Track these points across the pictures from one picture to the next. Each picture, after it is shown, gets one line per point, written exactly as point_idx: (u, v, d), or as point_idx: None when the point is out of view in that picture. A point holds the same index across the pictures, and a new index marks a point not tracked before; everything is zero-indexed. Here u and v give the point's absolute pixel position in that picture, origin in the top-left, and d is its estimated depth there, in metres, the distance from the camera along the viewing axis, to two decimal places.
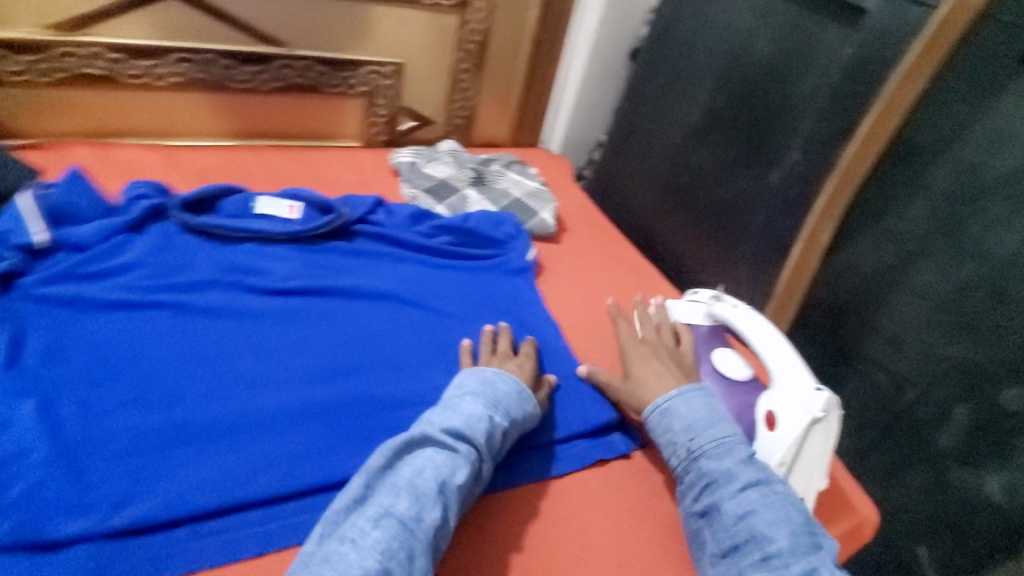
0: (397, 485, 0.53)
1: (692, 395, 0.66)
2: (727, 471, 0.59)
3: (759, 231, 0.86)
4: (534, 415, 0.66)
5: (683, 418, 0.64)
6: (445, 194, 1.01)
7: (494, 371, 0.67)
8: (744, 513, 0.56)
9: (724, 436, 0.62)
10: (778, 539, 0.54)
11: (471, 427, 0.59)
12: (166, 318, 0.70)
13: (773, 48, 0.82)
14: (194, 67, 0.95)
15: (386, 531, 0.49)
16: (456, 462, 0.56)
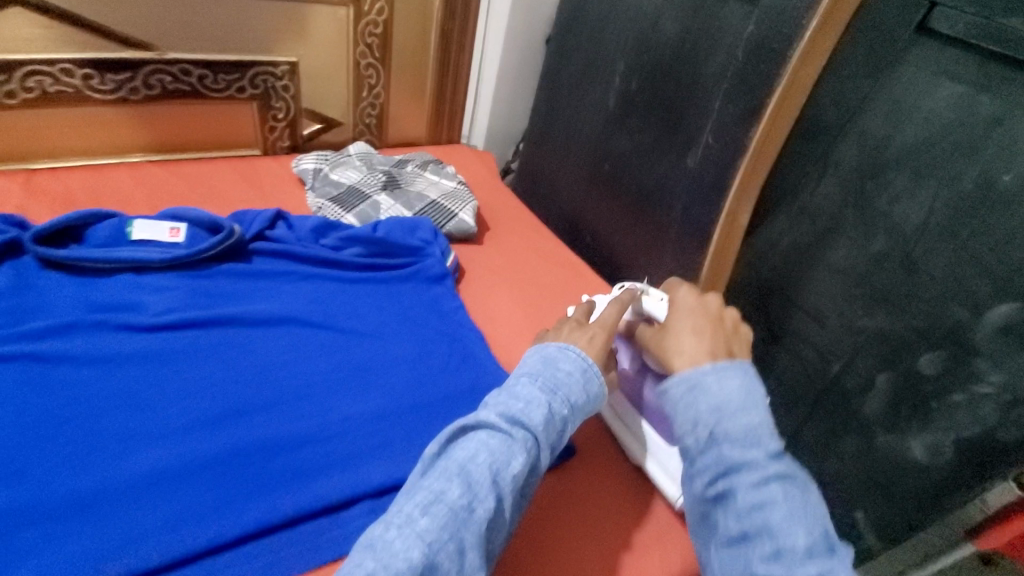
0: (446, 471, 0.48)
1: (726, 371, 0.47)
2: (750, 458, 0.43)
3: (680, 218, 0.83)
4: (599, 396, 0.58)
5: (712, 396, 0.46)
6: (355, 201, 0.93)
7: (558, 347, 0.59)
8: (761, 506, 0.41)
9: (756, 420, 0.44)
10: (797, 537, 0.40)
11: (534, 415, 0.52)
12: (16, 372, 0.60)
13: (679, 28, 0.79)
14: (48, 78, 0.84)
15: (434, 521, 0.44)
16: (515, 450, 0.50)
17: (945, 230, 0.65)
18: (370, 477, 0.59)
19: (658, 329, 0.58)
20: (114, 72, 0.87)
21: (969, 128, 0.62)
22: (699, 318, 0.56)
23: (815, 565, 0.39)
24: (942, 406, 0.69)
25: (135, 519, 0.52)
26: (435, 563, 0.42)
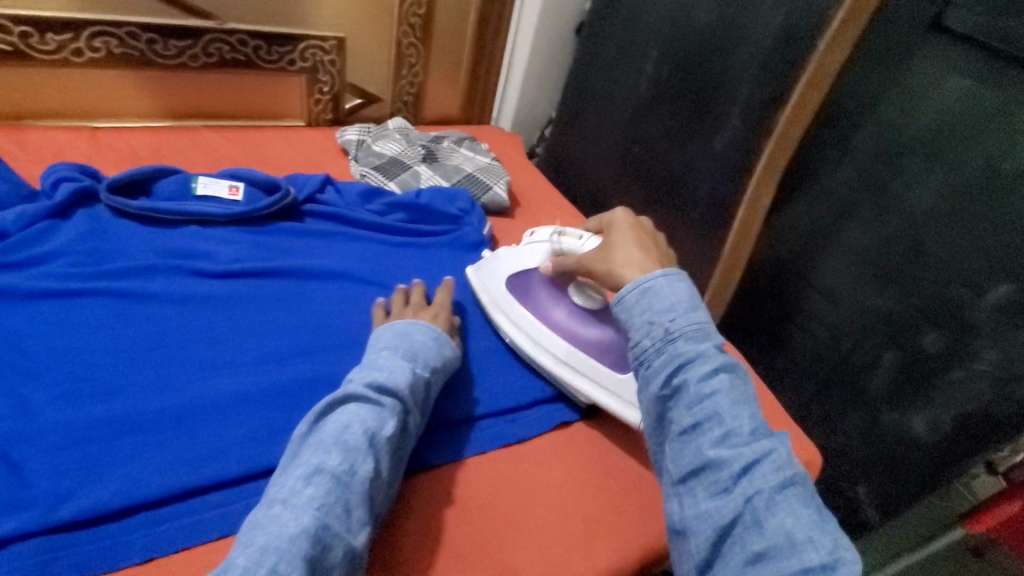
0: (324, 443, 0.52)
1: (674, 276, 0.54)
2: (702, 352, 0.50)
3: (704, 198, 0.88)
4: (452, 357, 0.67)
5: (665, 298, 0.53)
6: (396, 170, 0.99)
7: (408, 324, 0.66)
8: (712, 394, 0.48)
9: (705, 319, 0.51)
10: (741, 419, 0.47)
11: (397, 381, 0.58)
12: (102, 306, 0.65)
13: (712, 18, 0.84)
14: (114, 40, 0.88)
15: (319, 488, 0.48)
16: (383, 415, 0.55)
17: (950, 213, 0.71)
18: None
19: (603, 249, 0.64)
20: (177, 39, 0.91)
21: (978, 118, 0.67)
22: (643, 236, 0.62)
23: (757, 445, 0.46)
24: (947, 382, 0.73)
25: (218, 434, 0.57)
26: (328, 522, 0.46)
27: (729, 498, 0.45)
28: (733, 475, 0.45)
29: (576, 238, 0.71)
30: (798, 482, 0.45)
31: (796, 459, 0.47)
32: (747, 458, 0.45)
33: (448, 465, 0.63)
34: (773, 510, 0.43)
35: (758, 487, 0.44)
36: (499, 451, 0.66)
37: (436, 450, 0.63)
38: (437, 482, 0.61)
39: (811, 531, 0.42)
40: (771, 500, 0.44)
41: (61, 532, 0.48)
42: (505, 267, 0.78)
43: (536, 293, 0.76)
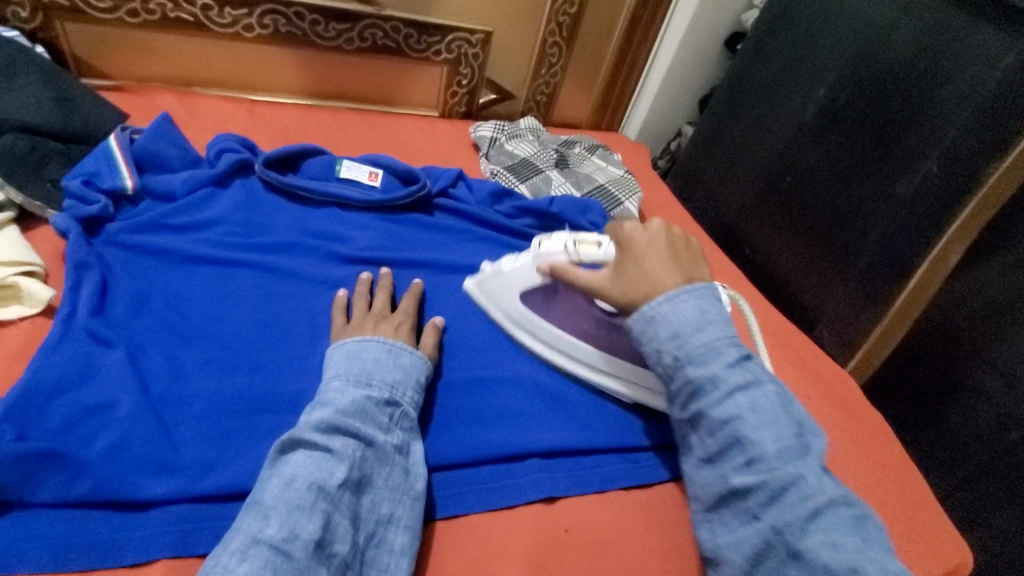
0: (264, 504, 0.45)
1: (680, 297, 0.51)
2: (712, 376, 0.48)
3: (872, 245, 0.78)
4: (421, 366, 0.59)
5: (670, 324, 0.50)
6: (527, 173, 0.96)
7: (357, 341, 0.58)
8: (729, 420, 0.47)
9: (714, 338, 0.49)
10: (766, 443, 0.46)
11: (346, 416, 0.50)
12: (250, 278, 0.67)
13: (915, 44, 0.74)
14: (282, 18, 0.91)
15: (256, 561, 0.41)
16: (334, 458, 0.48)
17: None
18: (544, 436, 0.61)
19: (613, 275, 0.57)
20: (338, 22, 0.93)
21: None
22: (655, 258, 0.55)
23: (784, 471, 0.44)
24: None
25: None
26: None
27: (756, 526, 0.45)
28: (761, 503, 0.45)
29: (595, 247, 0.62)
30: (835, 504, 0.44)
31: (828, 480, 0.45)
32: (773, 486, 0.44)
33: (569, 499, 0.58)
34: (807, 538, 0.42)
35: (788, 519, 0.43)
36: (624, 493, 0.60)
37: (557, 481, 0.58)
38: (557, 518, 0.56)
39: (855, 561, 0.41)
40: (804, 530, 0.43)
41: (199, 504, 0.48)
42: (517, 283, 0.68)
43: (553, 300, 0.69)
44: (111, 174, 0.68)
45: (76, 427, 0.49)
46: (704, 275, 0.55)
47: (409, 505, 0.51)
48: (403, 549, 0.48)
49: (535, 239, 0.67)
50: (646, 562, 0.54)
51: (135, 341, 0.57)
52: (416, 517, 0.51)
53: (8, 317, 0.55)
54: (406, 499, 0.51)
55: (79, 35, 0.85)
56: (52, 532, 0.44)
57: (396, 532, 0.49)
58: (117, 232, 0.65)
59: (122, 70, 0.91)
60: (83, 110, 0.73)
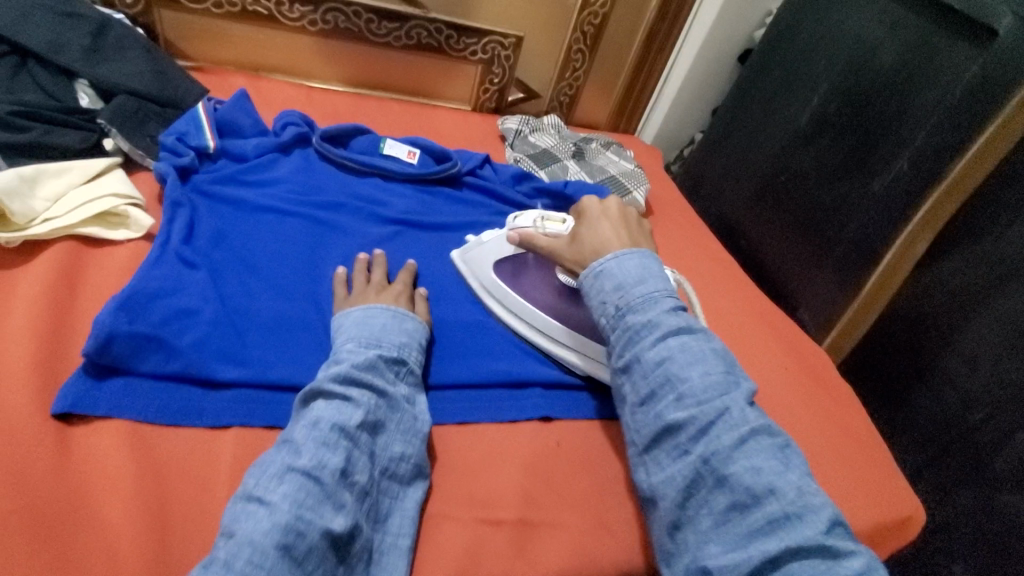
0: (295, 441, 0.51)
1: (625, 257, 0.60)
2: (649, 322, 0.55)
3: (852, 235, 0.88)
4: (421, 329, 0.67)
5: (614, 278, 0.59)
6: (547, 161, 1.08)
7: (364, 309, 0.65)
8: (661, 360, 0.53)
9: (653, 289, 0.57)
10: (693, 380, 0.51)
11: (361, 369, 0.57)
12: (307, 228, 0.79)
13: (896, 59, 0.83)
14: (342, 16, 1.04)
15: (292, 485, 0.47)
16: (353, 404, 0.54)
17: None
18: (545, 371, 0.71)
19: (571, 241, 0.69)
20: (389, 21, 1.06)
21: None
22: (607, 224, 0.67)
23: (709, 406, 0.50)
24: None
25: None
26: (302, 515, 0.46)
27: (687, 459, 0.49)
28: (690, 437, 0.49)
29: (559, 222, 0.74)
30: (758, 434, 0.48)
31: (750, 411, 0.49)
32: (701, 420, 0.49)
33: (563, 422, 0.68)
34: (732, 459, 0.47)
35: (713, 447, 0.48)
36: (611, 423, 0.70)
37: (554, 406, 0.69)
38: (551, 435, 0.66)
39: (770, 481, 0.46)
40: (728, 456, 0.47)
41: (262, 391, 0.60)
42: (491, 253, 0.77)
43: (523, 275, 0.77)
44: (199, 135, 0.81)
45: (170, 323, 0.61)
46: (647, 244, 0.67)
47: (417, 445, 0.58)
48: (409, 482, 0.56)
49: (510, 215, 0.79)
50: (625, 474, 0.64)
51: (214, 267, 0.69)
52: (422, 457, 0.58)
53: (117, 238, 0.68)
54: (414, 441, 0.58)
55: (171, 22, 1.00)
56: (150, 396, 0.56)
57: (406, 468, 0.56)
58: (201, 182, 0.78)
59: (203, 54, 1.05)
60: (175, 82, 0.85)
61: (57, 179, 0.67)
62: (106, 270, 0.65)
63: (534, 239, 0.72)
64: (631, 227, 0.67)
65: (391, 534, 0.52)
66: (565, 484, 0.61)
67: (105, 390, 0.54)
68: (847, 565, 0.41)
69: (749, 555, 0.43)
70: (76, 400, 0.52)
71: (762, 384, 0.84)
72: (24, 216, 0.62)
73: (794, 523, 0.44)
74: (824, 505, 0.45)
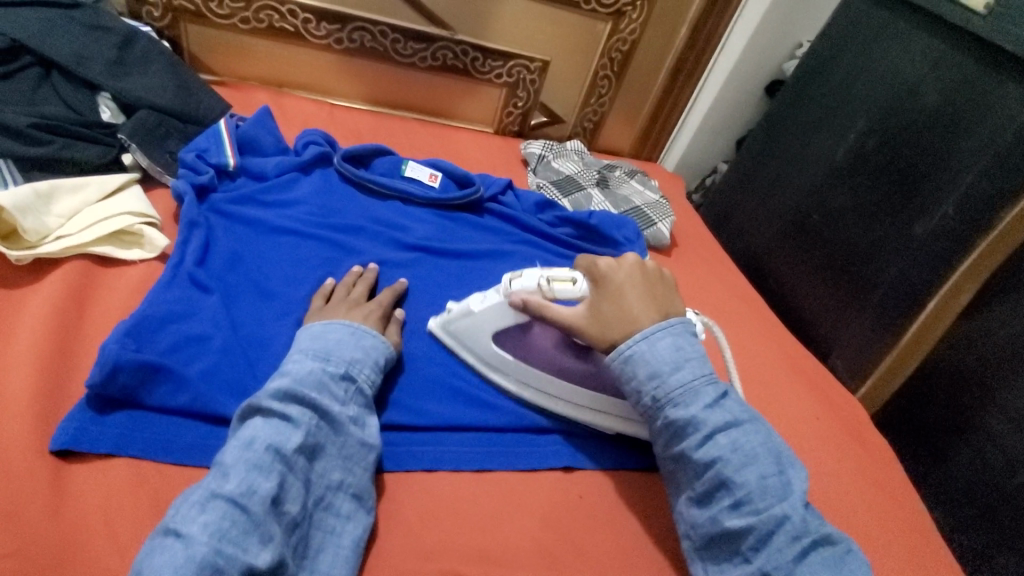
0: (224, 464, 0.48)
1: (657, 336, 0.57)
2: (694, 419, 0.54)
3: (892, 280, 0.84)
4: (381, 346, 0.63)
5: (648, 364, 0.56)
6: (570, 189, 1.05)
7: (324, 323, 0.62)
8: (713, 462, 0.53)
9: (691, 378, 0.55)
10: (749, 484, 0.51)
11: (303, 385, 0.53)
12: (324, 252, 0.76)
13: (940, 99, 0.80)
14: (368, 35, 1.03)
15: (215, 513, 0.44)
16: (292, 425, 0.51)
17: None
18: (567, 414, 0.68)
19: (591, 313, 0.61)
20: (416, 42, 1.05)
21: None
22: (634, 295, 0.60)
23: (768, 514, 0.50)
24: None
25: (403, 386, 0.65)
26: (221, 548, 0.42)
27: (749, 567, 0.49)
28: (752, 547, 0.50)
29: (569, 283, 0.64)
30: (819, 543, 0.49)
31: (810, 518, 0.50)
32: (761, 529, 0.49)
33: (585, 472, 0.64)
34: (797, 572, 0.48)
35: (777, 561, 0.48)
36: (636, 474, 0.66)
37: (576, 454, 0.65)
38: (573, 486, 0.62)
39: None
40: (793, 571, 0.48)
41: None
42: (487, 323, 0.66)
43: (523, 338, 0.69)
44: (218, 152, 0.79)
45: (178, 350, 0.59)
46: (674, 307, 0.62)
47: (359, 474, 0.54)
48: (349, 514, 0.52)
49: (506, 274, 0.66)
50: (650, 533, 0.60)
51: (227, 288, 0.67)
52: (365, 485, 0.54)
53: (129, 258, 0.65)
54: (356, 469, 0.54)
55: (197, 36, 0.99)
56: (154, 431, 0.53)
57: (343, 498, 0.52)
58: (219, 201, 0.76)
59: (226, 69, 1.04)
60: (197, 96, 0.84)
61: (73, 195, 0.65)
62: (117, 291, 0.62)
63: (545, 310, 0.63)
64: (659, 292, 0.62)
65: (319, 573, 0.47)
66: (587, 542, 0.57)
67: (107, 425, 0.51)
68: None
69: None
70: (76, 435, 0.50)
71: (792, 433, 0.79)
72: (35, 233, 0.60)
73: None
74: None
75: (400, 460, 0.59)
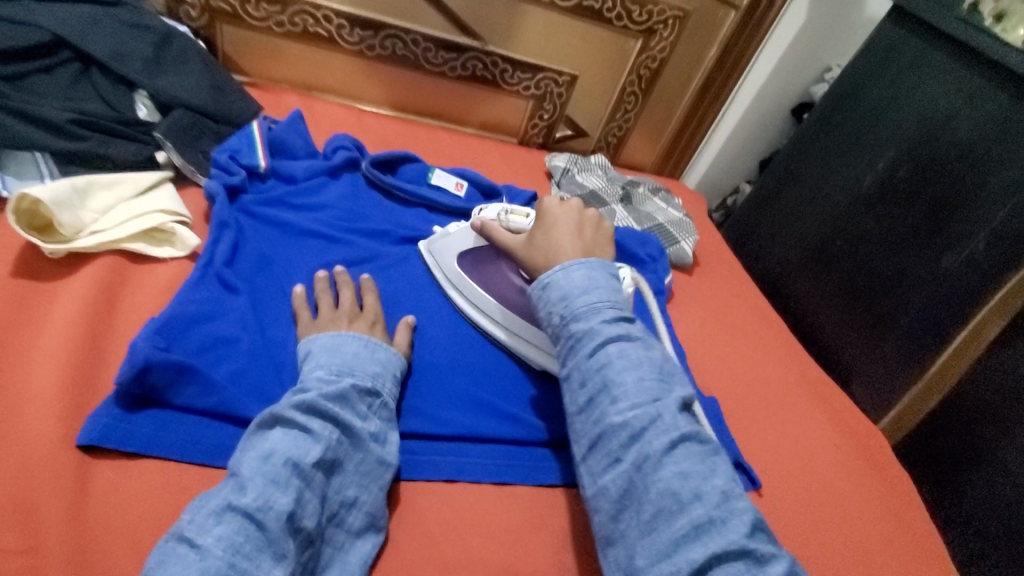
0: (242, 475, 0.46)
1: (575, 266, 0.55)
2: (589, 330, 0.51)
3: (915, 311, 0.83)
4: (393, 359, 0.61)
5: (561, 287, 0.54)
6: (595, 204, 1.05)
7: (330, 337, 0.60)
8: (599, 367, 0.49)
9: (596, 299, 0.53)
10: (629, 385, 0.48)
11: (328, 399, 0.52)
12: (352, 257, 0.76)
13: (974, 133, 0.79)
14: (400, 43, 1.04)
15: (230, 526, 0.42)
16: (312, 438, 0.49)
17: None
18: None
19: (525, 242, 0.64)
20: (447, 52, 1.06)
21: None
22: (562, 231, 0.61)
23: (643, 410, 0.46)
24: None
25: (428, 395, 0.65)
26: (235, 563, 0.41)
27: (619, 466, 0.46)
28: (622, 443, 0.46)
29: (523, 218, 0.71)
30: (688, 440, 0.46)
31: (682, 417, 0.47)
32: (634, 426, 0.46)
33: None
34: (664, 463, 0.44)
35: (646, 454, 0.45)
36: None
37: None
38: None
39: (696, 486, 0.43)
40: (657, 463, 0.44)
41: None
42: (455, 243, 0.76)
43: (486, 267, 0.75)
44: (250, 154, 0.80)
45: (206, 351, 0.59)
46: (604, 250, 0.63)
47: (374, 493, 0.52)
48: (359, 531, 0.50)
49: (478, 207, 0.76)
50: None
51: (253, 290, 0.67)
52: (379, 504, 0.52)
53: (161, 256, 0.66)
54: (372, 487, 0.52)
55: (232, 37, 1.00)
56: (181, 432, 0.53)
57: (357, 515, 0.50)
58: (250, 203, 0.77)
59: (258, 71, 1.05)
60: (230, 98, 0.85)
61: (107, 192, 0.66)
62: (148, 289, 0.63)
63: (494, 230, 0.69)
64: (589, 237, 0.62)
65: None
66: None
67: (135, 424, 0.51)
68: (769, 570, 0.40)
69: (677, 565, 0.40)
70: (104, 433, 0.49)
71: (813, 460, 0.78)
72: (71, 228, 0.60)
73: (718, 527, 0.41)
74: (747, 507, 0.43)
75: (425, 471, 0.59)
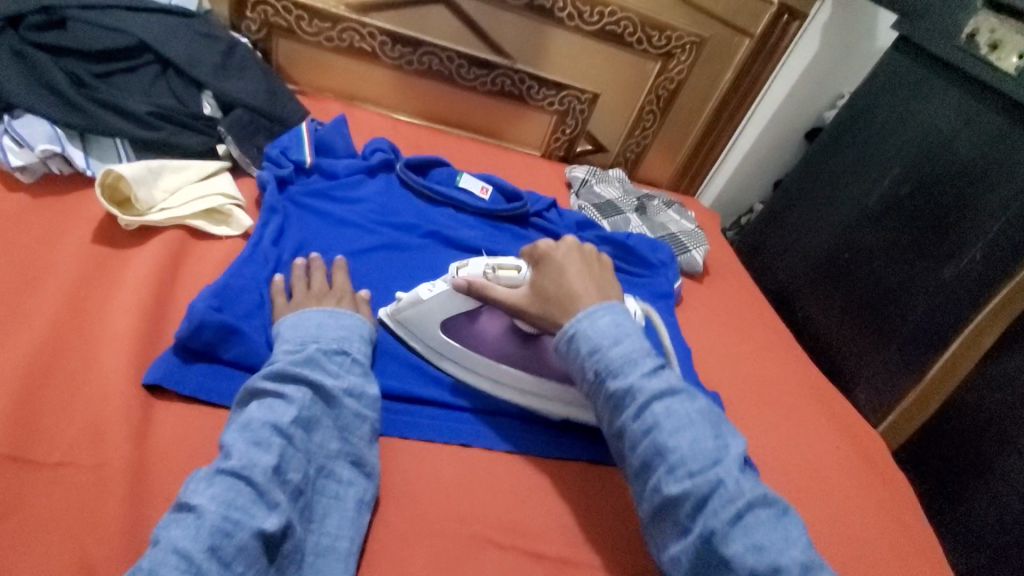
0: (226, 443, 0.50)
1: (598, 313, 0.57)
2: (629, 386, 0.52)
3: (917, 321, 0.87)
4: (359, 324, 0.66)
5: (590, 340, 0.55)
6: (610, 212, 1.12)
7: (297, 316, 0.63)
8: (649, 430, 0.51)
9: (630, 350, 0.54)
10: (683, 449, 0.49)
11: (295, 367, 0.56)
12: (384, 246, 0.84)
13: (973, 152, 0.84)
14: (436, 59, 1.13)
15: (221, 486, 0.46)
16: (285, 402, 0.53)
17: None
18: None
19: (535, 293, 0.64)
20: (478, 68, 1.15)
21: None
22: (572, 274, 0.62)
23: (702, 478, 0.48)
24: None
25: (448, 369, 0.71)
26: (229, 514, 0.44)
27: (689, 536, 0.48)
28: (689, 513, 0.48)
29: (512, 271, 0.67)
30: (755, 506, 0.47)
31: (746, 481, 0.48)
32: (697, 494, 0.48)
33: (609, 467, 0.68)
34: (735, 534, 0.46)
35: (711, 525, 0.46)
36: None
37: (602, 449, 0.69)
38: (597, 477, 0.67)
39: (773, 559, 0.45)
40: (726, 533, 0.46)
41: None
42: (435, 311, 0.68)
43: (474, 327, 0.71)
44: (298, 150, 0.88)
45: (252, 316, 0.66)
46: (615, 287, 0.65)
47: (357, 444, 0.56)
48: (350, 480, 0.54)
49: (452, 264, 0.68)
50: None
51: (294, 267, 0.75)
52: (364, 453, 0.56)
53: (218, 234, 0.74)
54: (354, 438, 0.56)
55: (285, 49, 1.11)
56: (229, 382, 0.60)
57: (343, 465, 0.54)
58: (296, 194, 0.85)
59: (306, 81, 1.15)
60: (283, 101, 0.94)
61: (175, 175, 0.74)
62: (206, 260, 0.71)
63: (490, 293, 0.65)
64: (598, 275, 0.64)
65: (327, 534, 0.50)
66: (612, 530, 0.62)
67: (191, 371, 0.59)
68: None
69: None
70: (166, 374, 0.57)
71: (810, 457, 0.82)
72: (145, 203, 0.69)
73: None
74: None
75: (442, 435, 0.65)
